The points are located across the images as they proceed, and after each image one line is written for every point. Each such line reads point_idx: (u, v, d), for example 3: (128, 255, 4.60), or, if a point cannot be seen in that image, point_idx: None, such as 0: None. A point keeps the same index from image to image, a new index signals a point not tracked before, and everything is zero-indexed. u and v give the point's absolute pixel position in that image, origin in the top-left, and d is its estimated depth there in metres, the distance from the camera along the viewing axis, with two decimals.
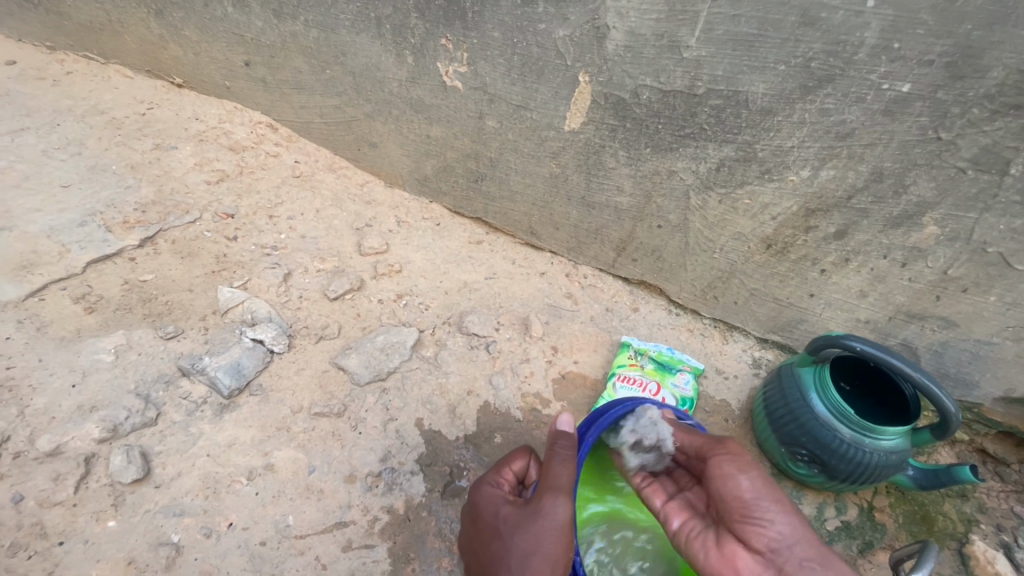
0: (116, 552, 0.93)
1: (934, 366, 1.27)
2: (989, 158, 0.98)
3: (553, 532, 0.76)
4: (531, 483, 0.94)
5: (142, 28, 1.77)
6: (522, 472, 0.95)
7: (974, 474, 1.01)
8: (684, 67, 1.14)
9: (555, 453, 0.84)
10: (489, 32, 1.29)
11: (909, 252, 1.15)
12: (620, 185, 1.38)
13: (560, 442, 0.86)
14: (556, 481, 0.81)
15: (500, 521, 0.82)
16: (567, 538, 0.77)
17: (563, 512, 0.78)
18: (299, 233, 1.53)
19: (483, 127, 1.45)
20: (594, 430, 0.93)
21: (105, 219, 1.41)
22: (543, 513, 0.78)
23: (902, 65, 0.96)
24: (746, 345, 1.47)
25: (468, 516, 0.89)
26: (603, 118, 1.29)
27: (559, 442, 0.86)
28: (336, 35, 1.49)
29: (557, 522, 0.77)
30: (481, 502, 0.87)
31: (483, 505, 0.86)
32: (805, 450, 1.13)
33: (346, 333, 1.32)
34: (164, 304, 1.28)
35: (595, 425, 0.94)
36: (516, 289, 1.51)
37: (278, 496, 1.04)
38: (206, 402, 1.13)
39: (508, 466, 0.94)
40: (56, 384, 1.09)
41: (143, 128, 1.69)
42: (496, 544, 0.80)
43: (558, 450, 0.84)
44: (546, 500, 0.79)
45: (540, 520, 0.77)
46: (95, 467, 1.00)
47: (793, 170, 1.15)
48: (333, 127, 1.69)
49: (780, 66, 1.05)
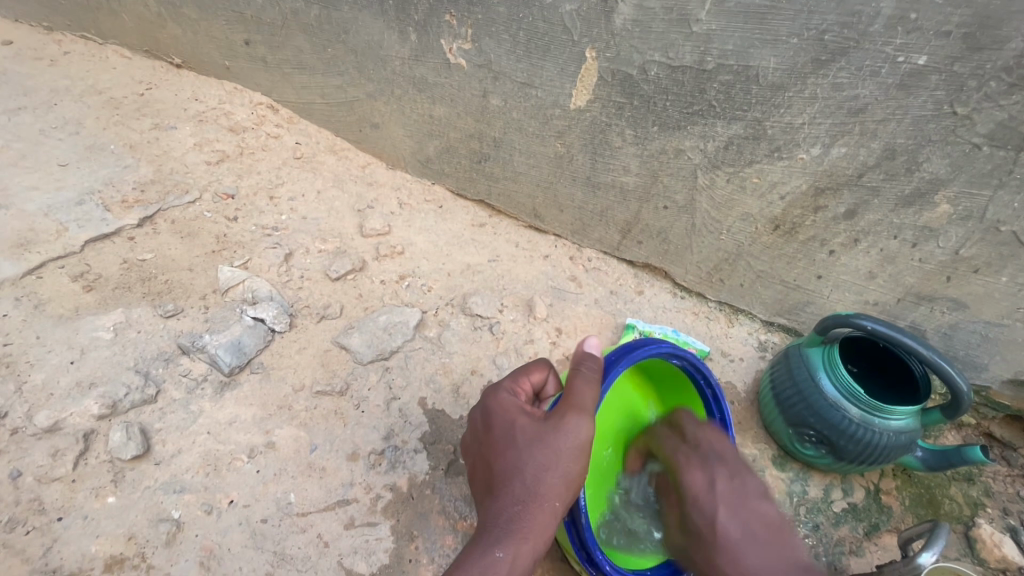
0: (116, 528, 0.92)
1: (943, 348, 1.26)
2: (1006, 133, 0.97)
3: (573, 451, 0.78)
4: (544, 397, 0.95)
5: (140, 7, 1.74)
6: (540, 385, 0.94)
7: (985, 454, 1.01)
8: (693, 42, 1.11)
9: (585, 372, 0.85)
10: (495, 8, 1.27)
11: (920, 232, 1.13)
12: (627, 165, 1.36)
13: (586, 364, 0.87)
14: (582, 401, 0.81)
15: (515, 429, 0.81)
16: (583, 457, 0.79)
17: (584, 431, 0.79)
18: (300, 214, 1.51)
19: (487, 106, 1.43)
20: (625, 359, 0.97)
21: (103, 198, 1.39)
22: (566, 430, 0.79)
23: (919, 36, 0.93)
24: (752, 328, 1.45)
25: (476, 420, 0.87)
26: (610, 95, 1.26)
27: (586, 363, 0.87)
28: (338, 12, 1.47)
29: (578, 440, 0.79)
30: (496, 407, 0.85)
31: (497, 413, 0.84)
32: (813, 431, 1.12)
33: (348, 313, 1.31)
34: (163, 283, 1.26)
35: (628, 356, 0.97)
36: (519, 271, 1.49)
37: (280, 474, 1.03)
38: (206, 380, 1.12)
39: (525, 375, 0.92)
40: (54, 361, 1.07)
41: (141, 108, 1.67)
42: (509, 453, 0.79)
43: (583, 370, 0.85)
44: (570, 419, 0.80)
45: (561, 436, 0.78)
46: (94, 444, 0.99)
47: (804, 147, 1.13)
48: (334, 108, 1.67)
49: (793, 40, 1.02)
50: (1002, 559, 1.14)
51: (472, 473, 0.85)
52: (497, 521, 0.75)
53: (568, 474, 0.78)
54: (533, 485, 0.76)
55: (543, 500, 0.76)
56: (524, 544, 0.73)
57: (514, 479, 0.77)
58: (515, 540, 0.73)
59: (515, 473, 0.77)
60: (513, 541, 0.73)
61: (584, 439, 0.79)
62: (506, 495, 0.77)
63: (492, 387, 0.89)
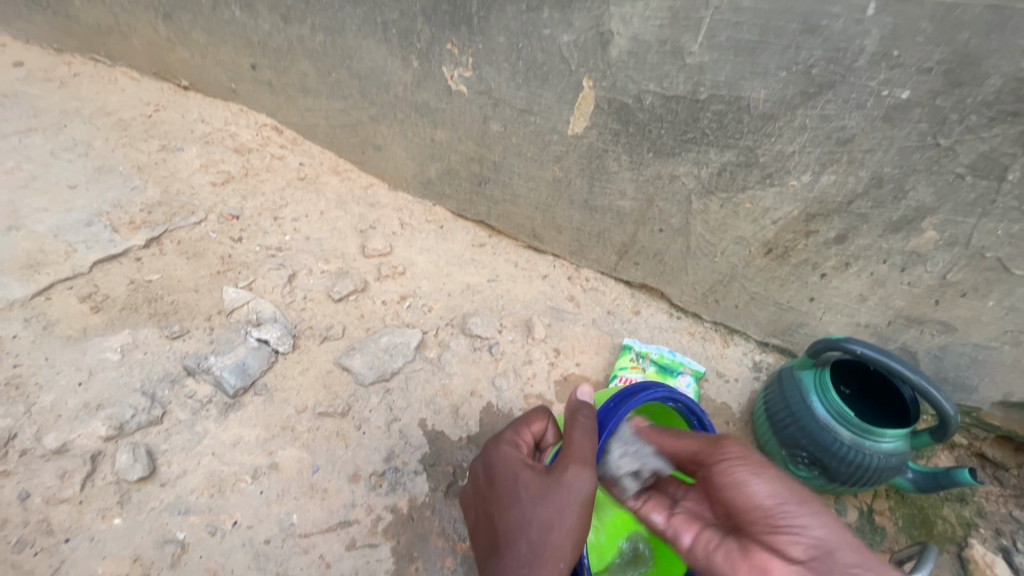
0: (122, 549, 0.94)
1: (933, 369, 1.28)
2: (988, 164, 1.00)
3: (574, 506, 0.80)
4: (545, 446, 0.96)
5: (149, 31, 1.79)
6: (540, 435, 0.96)
7: (973, 476, 1.03)
8: (686, 73, 1.15)
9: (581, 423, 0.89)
10: (495, 37, 1.31)
11: (908, 257, 1.16)
12: (623, 189, 1.39)
13: (583, 414, 0.90)
14: (583, 453, 0.83)
15: (519, 484, 0.83)
16: (587, 510, 0.80)
17: (585, 488, 0.80)
18: (303, 235, 1.54)
19: (487, 131, 1.47)
20: (626, 407, 0.93)
21: (112, 220, 1.42)
22: (568, 484, 0.80)
23: (901, 72, 0.97)
24: (747, 349, 1.48)
25: (482, 476, 0.89)
26: (607, 123, 1.30)
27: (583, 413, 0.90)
28: (343, 39, 1.51)
29: (580, 495, 0.80)
30: (500, 463, 0.87)
31: (501, 471, 0.87)
32: (806, 452, 1.14)
33: (350, 334, 1.33)
34: (169, 304, 1.29)
35: (629, 402, 0.93)
36: (519, 291, 1.52)
37: (283, 495, 1.05)
38: (211, 401, 1.14)
39: (529, 427, 0.94)
40: (63, 382, 1.10)
41: (149, 130, 1.71)
42: (516, 509, 0.82)
43: (581, 421, 0.88)
44: (571, 472, 0.81)
45: (563, 493, 0.80)
46: (101, 465, 1.01)
47: (794, 175, 1.17)
48: (338, 130, 1.71)
49: (781, 73, 1.06)
50: None
51: (478, 528, 0.87)
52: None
53: (571, 531, 0.79)
54: (539, 544, 0.79)
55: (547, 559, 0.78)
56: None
57: (521, 537, 0.80)
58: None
59: (520, 532, 0.80)
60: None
61: (585, 495, 0.80)
62: (512, 554, 0.80)
63: (495, 441, 0.92)
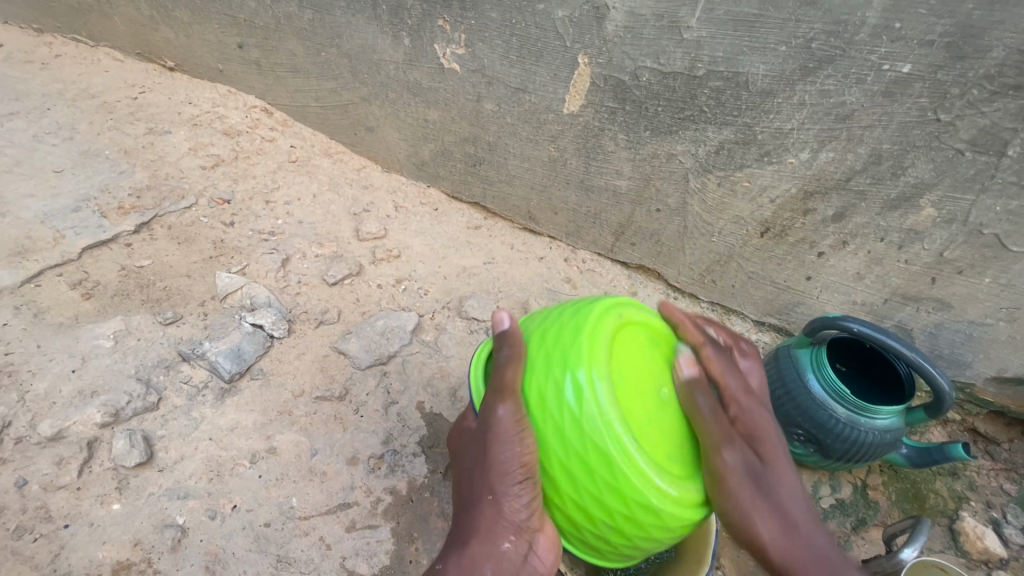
0: (122, 534, 0.94)
1: (928, 347, 1.29)
2: (988, 139, 0.99)
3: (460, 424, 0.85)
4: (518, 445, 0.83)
5: (131, 9, 1.74)
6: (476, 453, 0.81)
7: (966, 451, 1.05)
8: (684, 49, 1.13)
9: (506, 354, 0.76)
10: (488, 13, 1.28)
11: (906, 235, 1.16)
12: (620, 168, 1.37)
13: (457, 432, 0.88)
14: (461, 432, 0.85)
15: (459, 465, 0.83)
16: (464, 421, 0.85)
17: (512, 374, 0.75)
18: (296, 219, 1.52)
19: (481, 111, 1.44)
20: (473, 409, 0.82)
21: (99, 205, 1.40)
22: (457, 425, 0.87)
23: (903, 45, 0.96)
24: (744, 328, 1.48)
25: (462, 472, 0.82)
26: (603, 100, 1.28)
27: (506, 343, 0.77)
28: (332, 16, 1.47)
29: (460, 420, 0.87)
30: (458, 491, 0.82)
31: (463, 445, 0.82)
32: (801, 430, 1.16)
33: (346, 318, 1.32)
34: (162, 290, 1.27)
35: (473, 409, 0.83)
36: (515, 274, 1.52)
37: (281, 479, 1.05)
38: (207, 387, 1.13)
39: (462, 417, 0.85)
40: (56, 370, 1.08)
41: (135, 113, 1.67)
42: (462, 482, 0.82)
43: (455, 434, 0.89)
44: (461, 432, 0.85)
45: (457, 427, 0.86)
46: (98, 452, 1.01)
47: (792, 152, 1.15)
48: (328, 111, 1.68)
49: (781, 47, 1.04)
50: (984, 551, 1.18)
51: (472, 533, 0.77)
52: (479, 523, 0.77)
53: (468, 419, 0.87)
54: (466, 456, 0.81)
55: (503, 487, 0.75)
56: (507, 551, 0.75)
57: (464, 481, 0.81)
58: (490, 545, 0.76)
59: (479, 464, 0.77)
60: (466, 555, 0.76)
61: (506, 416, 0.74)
62: (467, 514, 0.79)
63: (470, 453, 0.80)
